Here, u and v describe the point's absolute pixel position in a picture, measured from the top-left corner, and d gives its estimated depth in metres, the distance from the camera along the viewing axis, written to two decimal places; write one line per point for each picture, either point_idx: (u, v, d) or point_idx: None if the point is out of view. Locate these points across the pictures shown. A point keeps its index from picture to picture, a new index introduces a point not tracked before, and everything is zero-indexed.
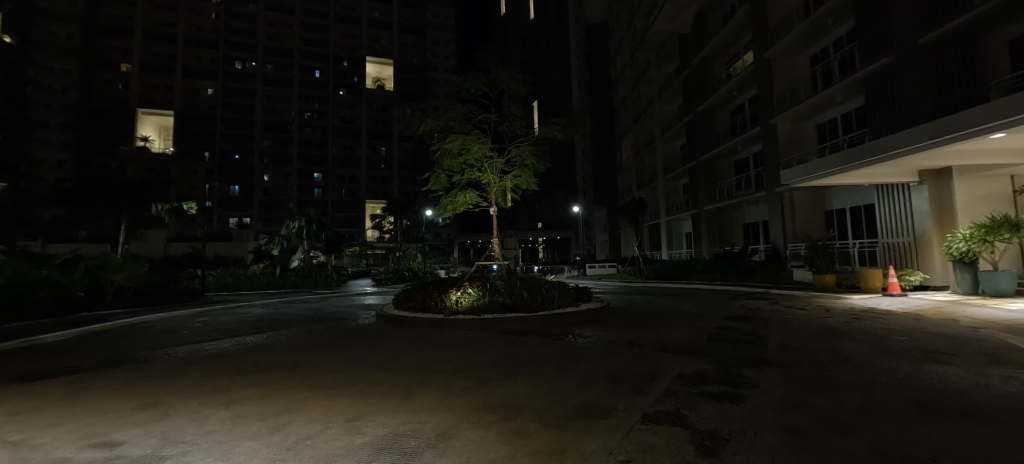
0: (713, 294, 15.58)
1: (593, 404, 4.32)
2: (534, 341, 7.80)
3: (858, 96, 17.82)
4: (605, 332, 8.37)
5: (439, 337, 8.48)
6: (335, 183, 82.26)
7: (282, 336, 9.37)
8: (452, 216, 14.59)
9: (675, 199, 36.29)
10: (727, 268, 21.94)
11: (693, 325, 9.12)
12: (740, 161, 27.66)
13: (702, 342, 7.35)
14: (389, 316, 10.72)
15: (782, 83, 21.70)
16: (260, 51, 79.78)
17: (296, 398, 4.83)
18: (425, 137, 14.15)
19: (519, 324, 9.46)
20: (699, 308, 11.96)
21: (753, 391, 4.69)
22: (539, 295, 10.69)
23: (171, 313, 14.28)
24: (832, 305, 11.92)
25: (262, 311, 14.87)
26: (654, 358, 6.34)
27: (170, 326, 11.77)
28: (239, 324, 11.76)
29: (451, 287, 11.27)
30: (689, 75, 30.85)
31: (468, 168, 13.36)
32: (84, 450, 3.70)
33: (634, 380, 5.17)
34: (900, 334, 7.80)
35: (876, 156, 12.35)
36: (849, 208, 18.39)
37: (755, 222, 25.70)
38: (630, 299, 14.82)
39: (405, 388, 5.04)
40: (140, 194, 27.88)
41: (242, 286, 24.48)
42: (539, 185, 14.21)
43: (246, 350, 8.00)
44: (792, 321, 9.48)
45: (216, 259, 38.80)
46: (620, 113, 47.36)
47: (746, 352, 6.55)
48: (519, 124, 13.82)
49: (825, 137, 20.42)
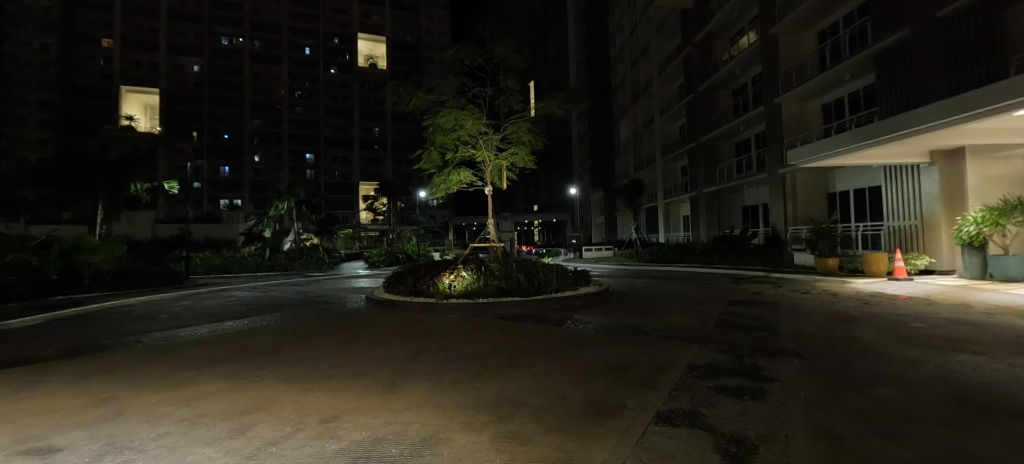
0: (714, 277, 15.24)
1: (599, 401, 3.87)
2: (531, 327, 7.38)
3: (868, 73, 17.12)
4: (605, 318, 7.92)
5: (429, 323, 8.00)
6: (327, 164, 80.83)
7: (264, 322, 8.85)
8: (444, 196, 13.96)
9: (673, 181, 35.83)
10: (726, 251, 21.62)
11: (699, 310, 8.70)
12: (741, 142, 27.05)
13: (709, 329, 6.93)
14: (378, 300, 10.24)
15: (788, 60, 20.95)
16: (247, 27, 76.98)
17: (267, 394, 4.32)
18: (416, 112, 13.40)
19: (515, 308, 9.00)
20: (701, 292, 11.59)
21: (775, 385, 4.26)
22: (536, 278, 10.21)
23: (153, 296, 13.70)
24: (837, 290, 11.60)
25: (249, 294, 14.37)
26: (660, 345, 5.95)
27: (150, 310, 11.26)
28: (223, 308, 11.26)
29: (445, 270, 10.74)
30: (690, 53, 29.97)
31: (461, 145, 12.70)
32: (13, 457, 3.18)
33: (641, 371, 4.73)
34: (917, 320, 7.43)
35: (889, 134, 11.80)
36: (853, 191, 17.98)
37: (755, 205, 25.33)
38: (629, 282, 14.46)
39: (390, 382, 4.54)
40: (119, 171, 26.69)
41: (231, 269, 23.91)
42: (537, 164, 13.54)
43: (226, 336, 7.48)
44: (800, 305, 9.11)
45: (206, 241, 37.97)
46: (619, 93, 46.36)
47: (757, 339, 6.20)
48: (516, 98, 13.07)
49: (830, 117, 19.79)
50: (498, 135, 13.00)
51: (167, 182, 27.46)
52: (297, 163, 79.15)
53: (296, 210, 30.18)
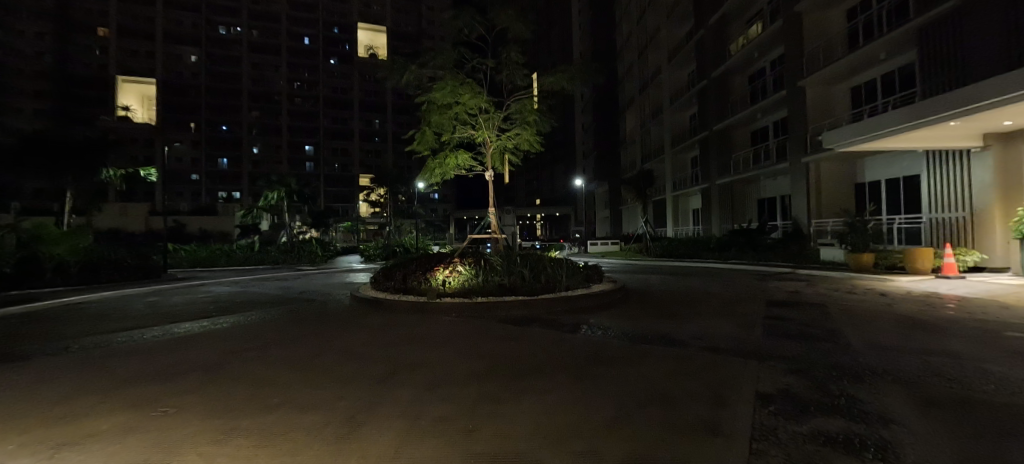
0: (737, 274, 13.93)
1: (647, 459, 2.56)
2: (538, 333, 6.11)
3: (906, 51, 15.60)
4: (625, 323, 6.61)
5: (416, 328, 6.72)
6: (327, 156, 79.59)
7: (227, 323, 7.60)
8: (440, 182, 12.60)
9: (682, 173, 34.40)
10: (743, 246, 20.33)
11: (737, 313, 7.34)
12: (757, 130, 25.53)
13: (760, 338, 5.60)
14: (361, 299, 8.98)
15: (812, 40, 19.46)
16: (245, 16, 75.49)
17: (171, 438, 3.02)
18: (409, 89, 12.05)
19: (518, 309, 7.69)
20: (728, 290, 10.30)
21: (899, 434, 2.93)
22: (543, 275, 8.91)
23: (121, 291, 12.43)
24: (882, 289, 10.27)
25: (227, 290, 13.04)
26: (706, 361, 4.67)
27: (109, 306, 10.04)
28: (190, 305, 10.00)
29: (438, 264, 9.43)
30: (704, 37, 28.37)
31: (457, 125, 11.36)
32: None
33: (696, 404, 3.43)
34: (1009, 329, 6.07)
35: (960, 106, 9.79)
36: (884, 181, 16.63)
37: (772, 197, 23.91)
38: (642, 278, 13.12)
39: (349, 420, 3.25)
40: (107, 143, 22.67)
41: (219, 262, 22.74)
42: (542, 146, 12.12)
43: (171, 344, 6.16)
44: (852, 308, 7.77)
45: (202, 233, 36.72)
46: (625, 82, 44.79)
47: (826, 353, 4.90)
48: (519, 72, 11.66)
49: (859, 101, 18.28)
50: (500, 114, 11.68)
51: (144, 169, 25.82)
52: (297, 155, 77.91)
53: (287, 200, 28.86)
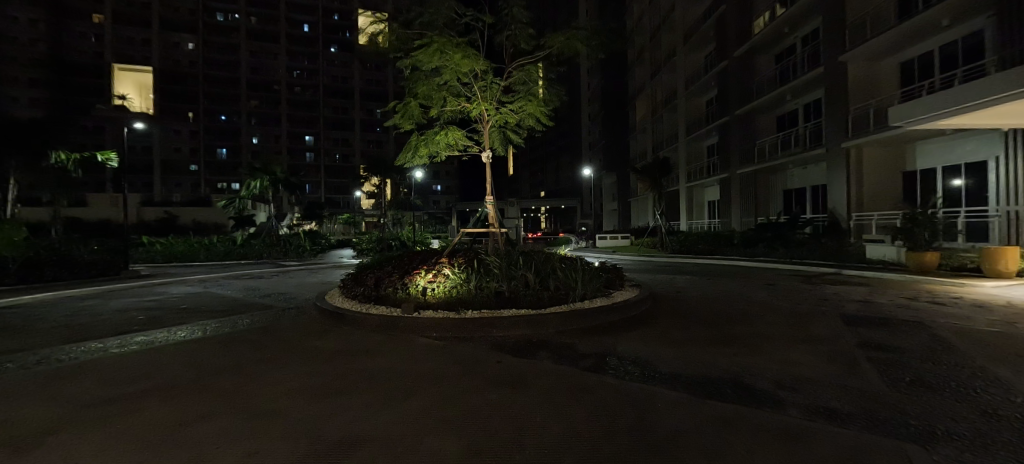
0: (775, 275, 12.06)
1: None
2: (550, 370, 4.28)
3: (975, 15, 13.40)
4: (667, 356, 4.74)
5: (379, 358, 4.85)
6: (327, 147, 77.87)
7: (139, 345, 5.74)
8: (425, 165, 10.57)
9: (698, 163, 32.27)
10: (772, 242, 18.38)
11: (817, 339, 5.41)
12: (784, 115, 23.35)
13: (885, 389, 3.70)
14: (324, 309, 7.17)
15: (855, 10, 17.26)
16: (243, 2, 73.47)
17: None
18: (389, 53, 9.98)
19: (521, 329, 5.81)
20: (780, 299, 8.36)
21: None
22: (551, 279, 7.02)
23: (59, 294, 10.60)
24: (973, 298, 8.30)
25: (184, 291, 11.25)
26: (835, 445, 2.77)
27: (26, 315, 8.25)
28: (120, 314, 8.16)
29: (420, 267, 7.55)
30: (725, 12, 26.03)
31: (447, 95, 9.42)
32: None
33: None
34: None
35: None
36: (944, 168, 14.47)
37: (802, 188, 21.84)
38: (668, 280, 11.21)
39: None
40: (77, 126, 20.58)
41: (198, 257, 21.05)
42: (549, 120, 10.23)
43: (31, 383, 4.27)
44: (965, 330, 5.85)
45: (193, 226, 34.98)
46: (635, 67, 42.51)
47: (1017, 426, 3.01)
48: (523, 30, 9.61)
49: (909, 78, 16.14)
50: (499, 84, 9.75)
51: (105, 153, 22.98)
52: (296, 145, 76.11)
53: (272, 189, 26.45)
